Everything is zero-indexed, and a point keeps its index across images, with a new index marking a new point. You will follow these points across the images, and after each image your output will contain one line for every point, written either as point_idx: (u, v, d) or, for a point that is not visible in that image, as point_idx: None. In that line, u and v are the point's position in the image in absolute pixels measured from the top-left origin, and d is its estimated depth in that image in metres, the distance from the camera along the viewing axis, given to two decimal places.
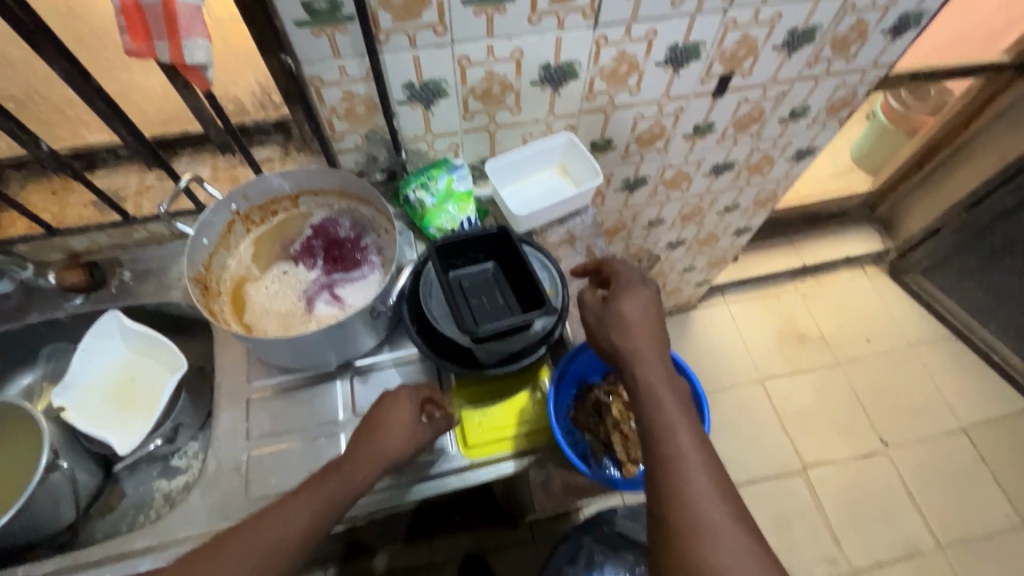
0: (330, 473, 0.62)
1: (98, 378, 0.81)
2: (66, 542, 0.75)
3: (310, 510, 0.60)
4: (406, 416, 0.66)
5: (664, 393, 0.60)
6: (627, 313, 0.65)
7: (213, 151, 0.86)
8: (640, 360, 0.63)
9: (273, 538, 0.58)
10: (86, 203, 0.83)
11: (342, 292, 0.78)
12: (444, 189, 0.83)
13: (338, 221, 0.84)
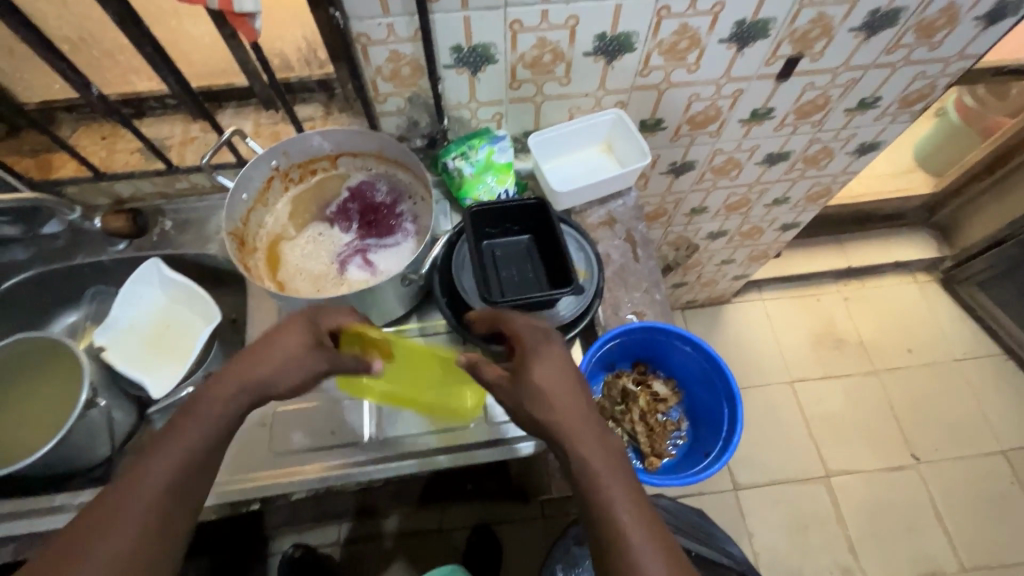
0: (170, 432, 0.52)
1: (135, 321, 0.83)
2: (101, 476, 0.78)
3: (158, 489, 0.49)
4: (297, 341, 0.58)
5: (606, 474, 0.51)
6: (542, 380, 0.55)
7: (256, 107, 0.86)
8: (563, 432, 0.53)
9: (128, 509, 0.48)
10: (132, 150, 0.84)
11: (374, 258, 0.77)
12: (484, 160, 0.81)
13: (376, 186, 0.83)
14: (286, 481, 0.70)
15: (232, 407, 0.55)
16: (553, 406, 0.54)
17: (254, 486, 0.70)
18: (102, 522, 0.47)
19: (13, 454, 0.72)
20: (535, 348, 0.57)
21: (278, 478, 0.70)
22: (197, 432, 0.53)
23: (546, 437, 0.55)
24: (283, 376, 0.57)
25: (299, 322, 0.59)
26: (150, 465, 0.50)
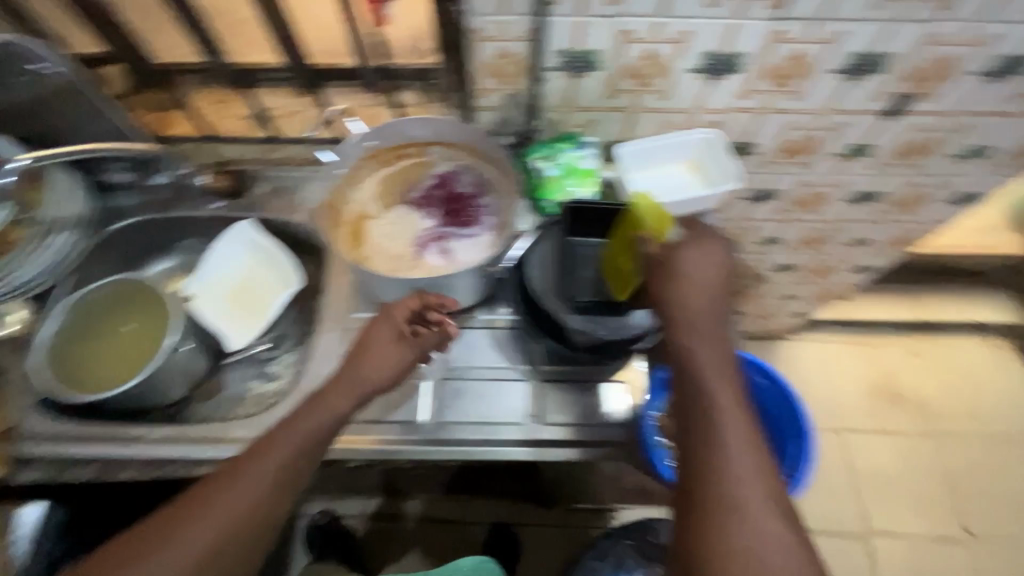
0: (302, 415, 0.63)
1: (221, 276, 0.86)
2: (172, 416, 0.83)
3: (284, 462, 0.60)
4: (391, 353, 0.67)
5: (712, 367, 0.55)
6: (690, 263, 0.58)
7: (356, 88, 0.89)
8: (688, 313, 0.57)
9: (265, 474, 0.59)
10: (241, 117, 0.90)
11: (452, 246, 0.79)
12: (568, 164, 0.83)
13: (460, 177, 0.85)
14: (343, 447, 0.73)
15: (347, 405, 0.65)
16: (689, 285, 0.57)
17: None
18: (216, 494, 0.58)
19: (100, 385, 0.76)
20: (696, 237, 0.61)
21: (336, 444, 0.74)
22: (301, 434, 0.62)
23: (662, 314, 0.58)
24: (370, 380, 0.66)
25: (387, 326, 0.68)
26: (260, 456, 0.60)
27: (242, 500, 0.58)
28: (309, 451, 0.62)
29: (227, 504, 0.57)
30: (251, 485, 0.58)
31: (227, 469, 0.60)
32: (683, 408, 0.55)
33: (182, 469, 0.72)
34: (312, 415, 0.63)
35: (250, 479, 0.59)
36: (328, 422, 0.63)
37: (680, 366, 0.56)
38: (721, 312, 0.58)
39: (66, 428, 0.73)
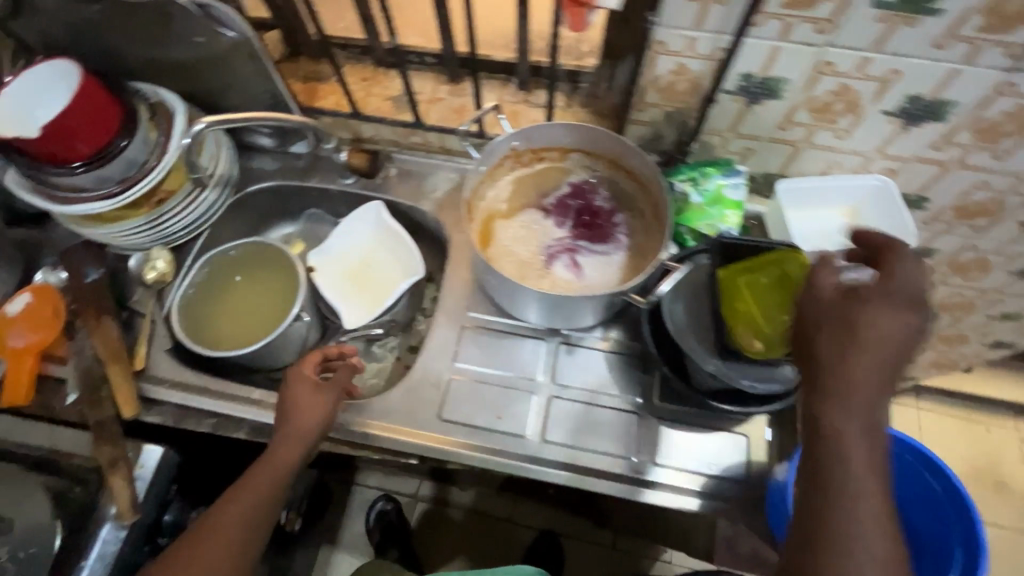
0: (248, 477, 0.66)
1: (343, 252, 0.89)
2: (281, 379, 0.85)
3: (240, 519, 0.64)
4: (321, 406, 0.69)
5: (863, 459, 0.44)
6: (869, 329, 0.46)
7: (503, 83, 0.88)
8: (848, 383, 0.45)
9: (225, 536, 0.62)
10: (386, 97, 0.88)
11: (582, 261, 0.76)
12: (713, 192, 0.78)
13: (597, 189, 0.82)
14: (444, 448, 0.72)
15: (294, 456, 0.67)
16: (852, 353, 0.46)
17: (414, 441, 0.73)
18: (176, 564, 0.61)
19: (226, 342, 0.80)
20: (885, 293, 0.47)
21: (438, 441, 0.73)
22: (253, 500, 0.65)
23: (809, 373, 0.48)
24: (304, 433, 0.68)
25: (305, 380, 0.70)
26: (215, 528, 0.63)
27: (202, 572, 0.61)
28: (260, 514, 0.65)
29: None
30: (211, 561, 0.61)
31: (186, 542, 0.62)
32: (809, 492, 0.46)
33: None
34: (259, 480, 0.65)
35: (209, 553, 0.61)
36: (274, 485, 0.66)
37: (814, 447, 0.46)
38: (888, 391, 0.46)
39: (193, 376, 0.76)
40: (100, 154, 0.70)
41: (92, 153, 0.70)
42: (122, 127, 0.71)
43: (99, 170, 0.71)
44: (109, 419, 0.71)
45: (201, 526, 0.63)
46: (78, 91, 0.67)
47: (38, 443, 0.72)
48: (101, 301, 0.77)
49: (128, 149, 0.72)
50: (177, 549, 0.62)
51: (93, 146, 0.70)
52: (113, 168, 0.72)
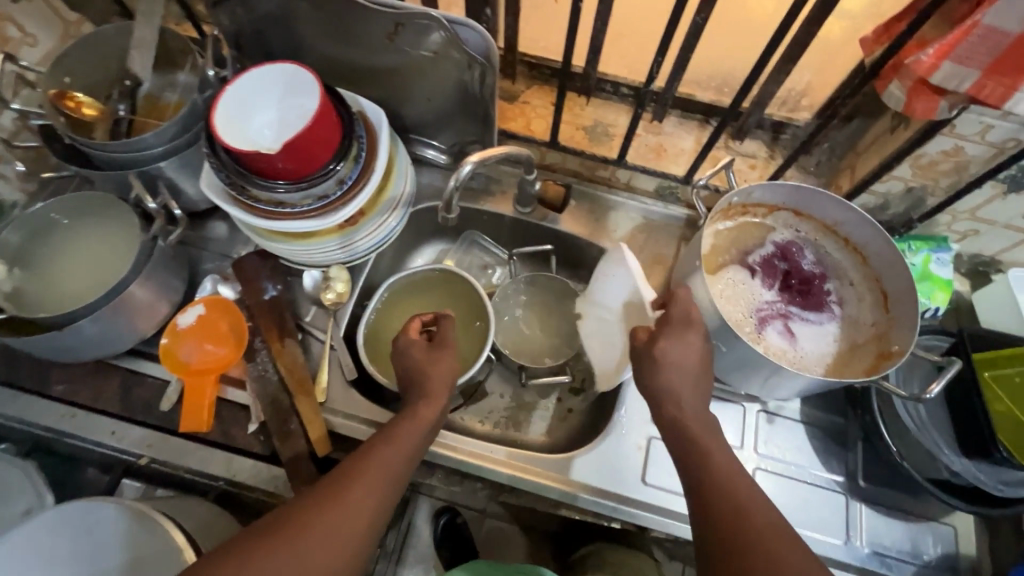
0: (386, 436, 0.57)
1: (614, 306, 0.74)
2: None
3: (381, 472, 0.54)
4: (446, 366, 0.63)
5: (716, 451, 0.56)
6: (665, 357, 0.60)
7: (701, 124, 0.85)
8: (671, 390, 0.60)
9: (363, 493, 0.52)
10: (578, 126, 0.85)
11: (796, 329, 0.74)
12: (920, 267, 0.75)
13: (803, 251, 0.78)
14: (650, 514, 0.69)
15: (430, 417, 0.59)
16: (671, 357, 0.60)
17: (622, 506, 0.69)
18: (302, 523, 0.49)
19: None
20: (676, 329, 0.61)
21: (643, 508, 0.70)
22: (400, 456, 0.56)
23: (656, 397, 0.61)
24: (436, 394, 0.61)
25: (418, 338, 0.65)
26: (356, 478, 0.53)
27: (345, 530, 0.50)
28: (401, 473, 0.56)
29: (335, 535, 0.49)
30: (355, 517, 0.50)
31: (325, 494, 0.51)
32: (697, 489, 0.55)
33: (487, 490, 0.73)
34: (399, 436, 0.57)
35: (354, 504, 0.51)
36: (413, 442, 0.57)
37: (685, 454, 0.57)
38: (692, 388, 0.60)
39: (376, 412, 0.70)
40: (311, 176, 0.65)
41: (302, 175, 0.65)
42: (338, 149, 0.66)
43: (307, 189, 0.66)
44: (303, 455, 0.66)
45: (325, 483, 0.52)
46: (312, 109, 0.63)
47: (216, 475, 0.67)
48: (284, 322, 0.72)
49: (337, 172, 0.66)
50: (307, 496, 0.51)
51: (305, 168, 0.64)
52: (318, 194, 0.67)
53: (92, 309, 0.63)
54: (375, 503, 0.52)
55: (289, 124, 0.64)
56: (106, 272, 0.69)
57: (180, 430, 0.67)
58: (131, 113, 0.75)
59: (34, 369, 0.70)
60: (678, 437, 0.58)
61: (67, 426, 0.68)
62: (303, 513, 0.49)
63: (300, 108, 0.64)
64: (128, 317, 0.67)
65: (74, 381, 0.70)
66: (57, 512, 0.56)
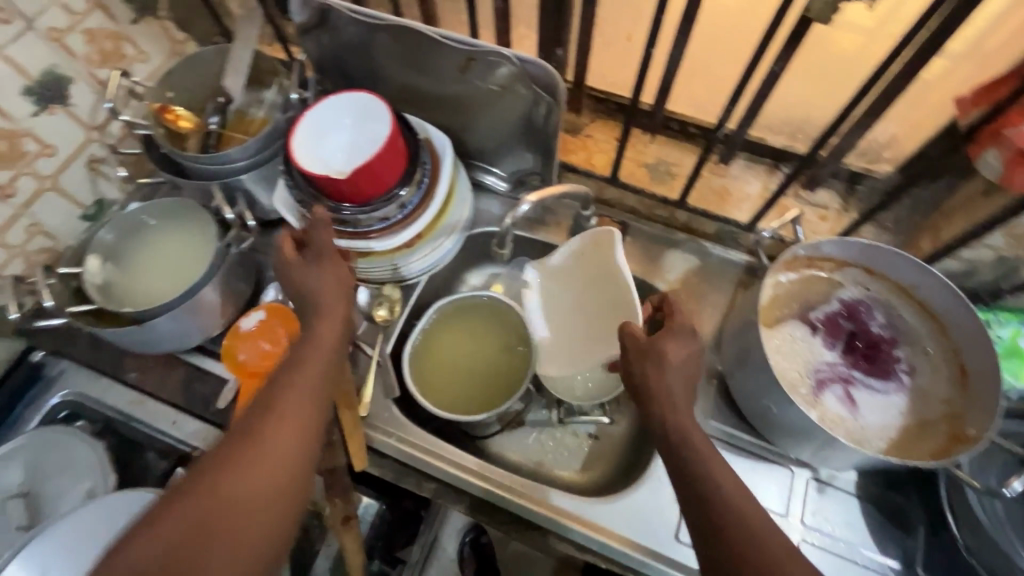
0: (290, 365, 0.56)
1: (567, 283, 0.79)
2: (473, 436, 0.80)
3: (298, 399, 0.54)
4: (332, 270, 0.62)
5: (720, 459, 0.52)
6: (669, 359, 0.56)
7: (770, 169, 0.81)
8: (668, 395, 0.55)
9: (282, 422, 0.52)
10: (640, 164, 0.84)
11: (857, 396, 0.69)
12: (1006, 341, 0.68)
13: (873, 312, 0.73)
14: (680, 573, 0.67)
15: (332, 333, 0.60)
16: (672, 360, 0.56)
17: (651, 561, 0.67)
18: (225, 472, 0.48)
19: (446, 402, 0.76)
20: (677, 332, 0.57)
21: (674, 567, 0.67)
22: (310, 379, 0.56)
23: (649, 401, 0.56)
24: (328, 300, 0.61)
25: (292, 254, 0.63)
26: (269, 415, 0.52)
27: (274, 464, 0.50)
28: (321, 398, 0.56)
29: (267, 472, 0.49)
30: (284, 449, 0.51)
31: (242, 434, 0.51)
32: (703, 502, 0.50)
33: (514, 524, 0.72)
34: (308, 363, 0.57)
35: (275, 438, 0.51)
36: (325, 365, 0.58)
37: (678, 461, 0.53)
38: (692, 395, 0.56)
39: (414, 432, 0.72)
40: (379, 199, 0.68)
41: (369, 198, 0.68)
42: (406, 175, 0.69)
43: (368, 212, 0.68)
44: (341, 467, 0.69)
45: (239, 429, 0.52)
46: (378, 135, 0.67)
47: None
48: None
49: (405, 198, 0.69)
50: (223, 446, 0.50)
51: (374, 192, 0.67)
52: (385, 217, 0.70)
53: (167, 309, 0.68)
54: (297, 430, 0.53)
55: (360, 148, 0.68)
56: (181, 274, 0.75)
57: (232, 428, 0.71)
58: (221, 126, 0.80)
59: (112, 355, 0.77)
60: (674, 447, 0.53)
61: (135, 411, 0.74)
62: (228, 456, 0.49)
63: (364, 134, 0.68)
64: (198, 317, 0.72)
65: (145, 371, 0.76)
66: (94, 504, 0.63)
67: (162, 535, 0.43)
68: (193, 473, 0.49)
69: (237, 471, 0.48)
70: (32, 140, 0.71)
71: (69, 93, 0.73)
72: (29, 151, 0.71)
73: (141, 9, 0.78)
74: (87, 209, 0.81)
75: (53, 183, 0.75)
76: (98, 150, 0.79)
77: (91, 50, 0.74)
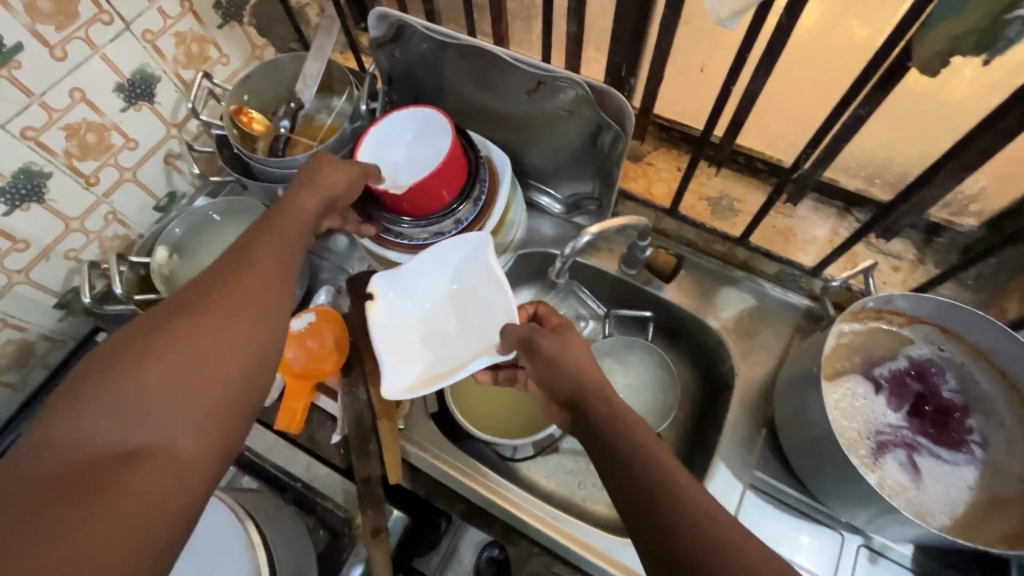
0: (272, 231, 0.53)
1: (423, 296, 0.70)
2: (508, 458, 0.79)
3: (277, 253, 0.51)
4: (344, 170, 0.61)
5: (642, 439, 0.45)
6: (567, 350, 0.53)
7: (841, 213, 0.78)
8: (578, 388, 0.50)
9: (264, 270, 0.49)
10: (701, 196, 0.82)
11: (921, 464, 0.64)
12: None
13: (944, 375, 0.68)
14: None
15: (314, 208, 0.57)
16: (567, 355, 0.53)
17: None
18: (198, 308, 0.43)
19: (484, 422, 0.76)
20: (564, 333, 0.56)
21: None
22: (286, 241, 0.53)
23: (563, 400, 0.52)
24: (330, 186, 0.59)
25: (323, 155, 0.62)
26: (245, 265, 0.48)
27: (254, 304, 0.46)
28: (292, 257, 0.52)
29: (245, 310, 0.45)
30: (255, 290, 0.47)
31: (218, 279, 0.47)
32: (623, 493, 0.43)
33: (543, 555, 0.71)
34: (276, 226, 0.53)
35: (253, 282, 0.47)
36: (292, 227, 0.54)
37: (597, 450, 0.47)
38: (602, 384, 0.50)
39: (451, 451, 0.71)
40: (433, 212, 0.69)
41: (425, 212, 0.69)
42: (463, 189, 0.69)
43: (425, 227, 0.70)
44: (376, 478, 0.69)
45: (212, 273, 0.47)
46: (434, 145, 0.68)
47: (296, 476, 0.73)
48: None
49: (456, 211, 0.69)
50: (196, 286, 0.46)
51: (427, 204, 0.68)
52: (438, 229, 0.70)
53: None
54: (277, 282, 0.49)
55: (421, 162, 0.69)
56: None
57: (274, 427, 0.73)
58: (290, 130, 0.82)
59: None
60: (591, 435, 0.48)
61: None
62: (193, 298, 0.44)
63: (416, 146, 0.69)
64: None
65: None
66: None
67: (130, 368, 0.39)
68: (161, 311, 0.43)
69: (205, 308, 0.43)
70: (118, 134, 0.75)
71: (156, 91, 0.77)
72: (114, 145, 0.75)
73: (227, 15, 0.82)
74: (159, 201, 0.85)
75: (132, 175, 0.79)
76: (176, 146, 0.83)
77: (179, 52, 0.77)
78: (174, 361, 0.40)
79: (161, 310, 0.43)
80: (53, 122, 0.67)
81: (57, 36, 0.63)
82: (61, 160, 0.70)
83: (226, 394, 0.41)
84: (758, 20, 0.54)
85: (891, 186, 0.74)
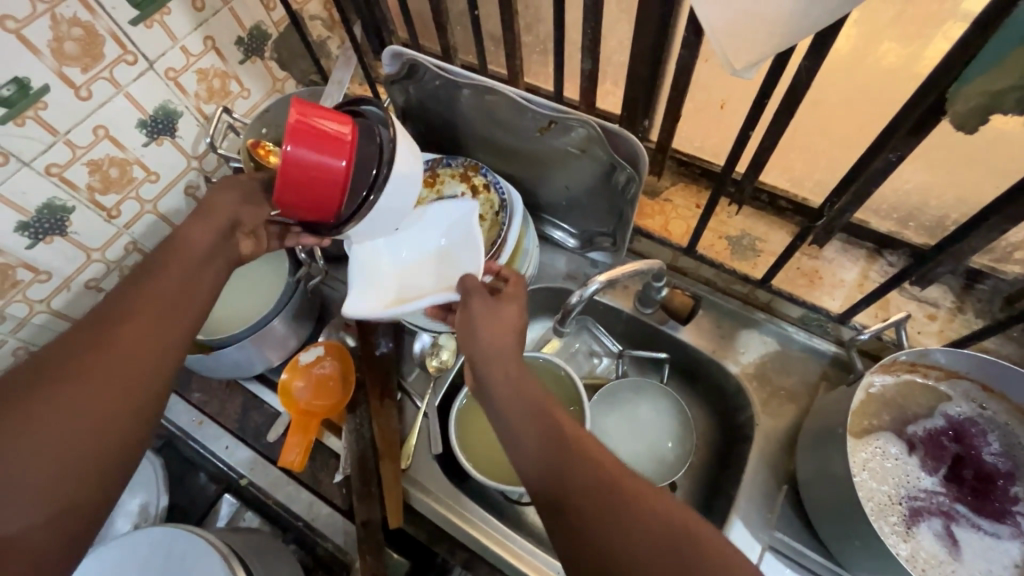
0: (158, 275, 0.50)
1: (412, 245, 0.68)
2: (514, 503, 0.76)
3: (161, 297, 0.49)
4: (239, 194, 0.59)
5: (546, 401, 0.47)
6: (492, 312, 0.54)
7: (871, 255, 0.74)
8: (489, 348, 0.51)
9: (145, 315, 0.47)
10: (721, 235, 0.79)
11: (961, 536, 0.59)
12: None
13: (986, 437, 0.63)
14: None
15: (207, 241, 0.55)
16: (488, 313, 0.54)
17: None
18: (64, 367, 0.42)
19: (487, 467, 0.72)
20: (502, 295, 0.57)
21: None
22: (173, 284, 0.51)
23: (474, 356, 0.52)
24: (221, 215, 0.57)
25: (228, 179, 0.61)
26: (124, 314, 0.46)
27: (130, 353, 0.44)
28: (183, 298, 0.50)
29: (117, 361, 0.44)
30: (131, 342, 0.45)
31: (94, 329, 0.45)
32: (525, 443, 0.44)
33: None
34: (164, 271, 0.51)
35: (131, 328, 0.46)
36: (188, 265, 0.52)
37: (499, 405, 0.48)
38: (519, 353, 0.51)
39: (454, 497, 0.70)
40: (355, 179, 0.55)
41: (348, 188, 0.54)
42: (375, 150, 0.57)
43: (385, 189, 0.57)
44: (377, 521, 0.68)
45: (88, 323, 0.46)
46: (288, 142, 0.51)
47: (298, 514, 0.72)
48: (387, 382, 0.74)
49: (384, 170, 0.56)
50: (66, 341, 0.44)
51: (335, 180, 0.53)
52: (370, 193, 0.56)
53: (234, 340, 0.70)
54: (160, 326, 0.47)
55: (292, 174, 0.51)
56: (249, 307, 0.77)
57: (278, 464, 0.72)
58: None
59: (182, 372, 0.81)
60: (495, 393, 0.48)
61: (194, 431, 0.77)
62: (61, 358, 0.43)
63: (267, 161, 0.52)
64: (260, 349, 0.74)
65: (210, 393, 0.79)
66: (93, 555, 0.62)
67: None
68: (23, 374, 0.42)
69: (73, 368, 0.42)
70: (140, 168, 0.76)
71: (177, 126, 0.78)
72: (136, 178, 0.77)
73: (249, 51, 0.83)
74: None
75: (153, 207, 0.81)
76: (195, 177, 0.85)
77: (200, 87, 0.79)
78: (30, 443, 0.38)
79: (23, 370, 0.42)
80: (76, 158, 0.69)
81: (82, 77, 0.65)
82: (84, 195, 0.71)
83: (96, 458, 0.40)
84: (777, 67, 0.51)
85: (927, 229, 0.69)
